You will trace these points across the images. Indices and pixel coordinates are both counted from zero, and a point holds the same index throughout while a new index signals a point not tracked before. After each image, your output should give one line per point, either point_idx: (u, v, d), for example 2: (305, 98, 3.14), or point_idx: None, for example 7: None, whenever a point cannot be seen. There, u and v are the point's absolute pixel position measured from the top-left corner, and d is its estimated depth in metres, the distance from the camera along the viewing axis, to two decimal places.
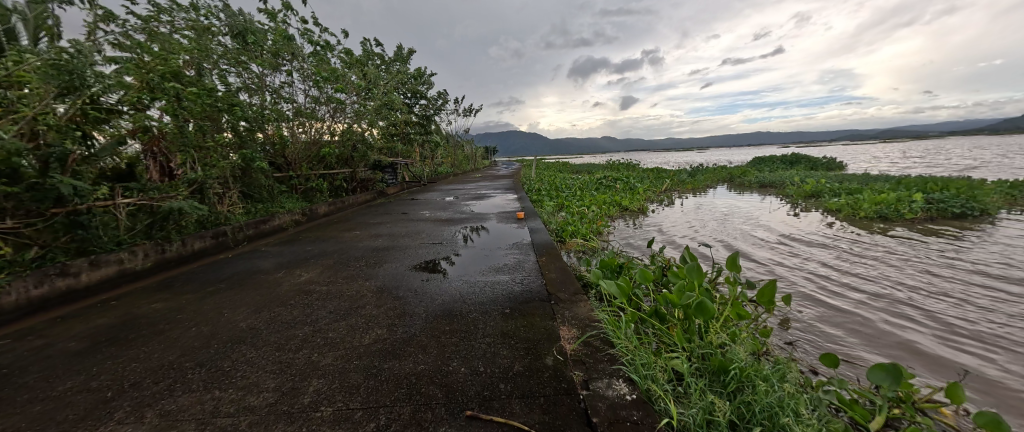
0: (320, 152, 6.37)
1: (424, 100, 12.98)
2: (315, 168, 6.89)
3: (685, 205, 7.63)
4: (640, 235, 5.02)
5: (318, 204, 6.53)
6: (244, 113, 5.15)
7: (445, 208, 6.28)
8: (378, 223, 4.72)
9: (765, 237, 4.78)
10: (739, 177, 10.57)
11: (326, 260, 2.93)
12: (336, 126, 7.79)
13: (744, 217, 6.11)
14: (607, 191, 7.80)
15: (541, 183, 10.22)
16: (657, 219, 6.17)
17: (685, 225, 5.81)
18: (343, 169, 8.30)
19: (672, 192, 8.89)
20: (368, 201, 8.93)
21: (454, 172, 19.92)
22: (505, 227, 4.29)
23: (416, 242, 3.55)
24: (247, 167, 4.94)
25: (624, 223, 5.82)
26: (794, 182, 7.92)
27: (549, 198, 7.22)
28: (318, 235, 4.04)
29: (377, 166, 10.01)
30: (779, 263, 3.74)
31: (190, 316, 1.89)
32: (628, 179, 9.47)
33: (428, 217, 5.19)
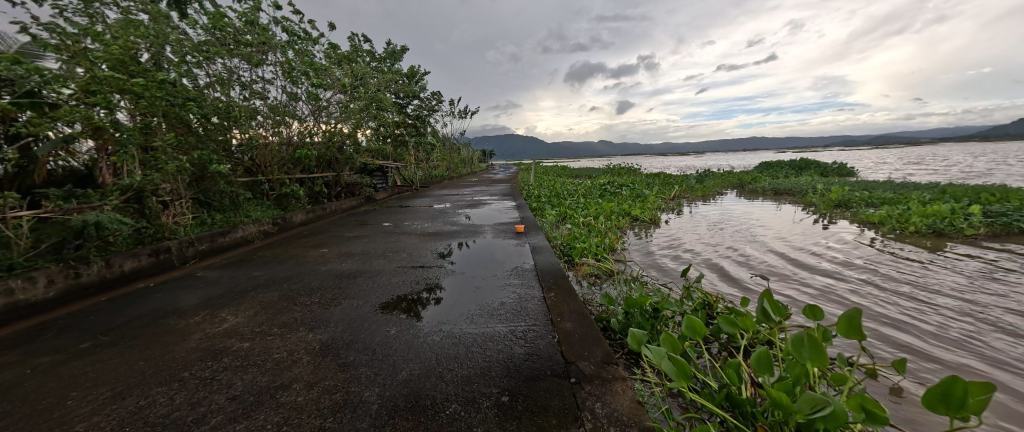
0: (297, 154, 5.72)
1: (417, 100, 12.34)
2: (293, 171, 6.24)
3: (698, 214, 7.03)
4: (656, 251, 4.42)
5: (293, 212, 5.86)
6: (206, 108, 4.51)
7: (436, 218, 5.63)
8: (355, 237, 4.06)
9: (800, 254, 4.18)
10: (750, 183, 10.01)
11: (270, 294, 2.25)
12: (318, 126, 7.14)
13: (767, 229, 5.51)
14: (613, 199, 7.19)
15: (541, 188, 9.59)
16: (671, 230, 5.57)
17: (703, 237, 5.20)
18: (327, 172, 7.65)
19: (682, 200, 8.28)
20: (354, 207, 8.25)
21: (449, 175, 19.24)
22: (503, 243, 3.64)
23: (393, 266, 2.88)
24: (205, 172, 4.28)
25: (636, 236, 5.21)
26: (814, 190, 7.35)
27: (550, 206, 6.59)
28: (276, 253, 3.36)
29: (365, 169, 9.34)
30: (829, 289, 3.14)
31: (11, 405, 1.23)
32: (634, 185, 8.85)
33: (415, 230, 4.52)
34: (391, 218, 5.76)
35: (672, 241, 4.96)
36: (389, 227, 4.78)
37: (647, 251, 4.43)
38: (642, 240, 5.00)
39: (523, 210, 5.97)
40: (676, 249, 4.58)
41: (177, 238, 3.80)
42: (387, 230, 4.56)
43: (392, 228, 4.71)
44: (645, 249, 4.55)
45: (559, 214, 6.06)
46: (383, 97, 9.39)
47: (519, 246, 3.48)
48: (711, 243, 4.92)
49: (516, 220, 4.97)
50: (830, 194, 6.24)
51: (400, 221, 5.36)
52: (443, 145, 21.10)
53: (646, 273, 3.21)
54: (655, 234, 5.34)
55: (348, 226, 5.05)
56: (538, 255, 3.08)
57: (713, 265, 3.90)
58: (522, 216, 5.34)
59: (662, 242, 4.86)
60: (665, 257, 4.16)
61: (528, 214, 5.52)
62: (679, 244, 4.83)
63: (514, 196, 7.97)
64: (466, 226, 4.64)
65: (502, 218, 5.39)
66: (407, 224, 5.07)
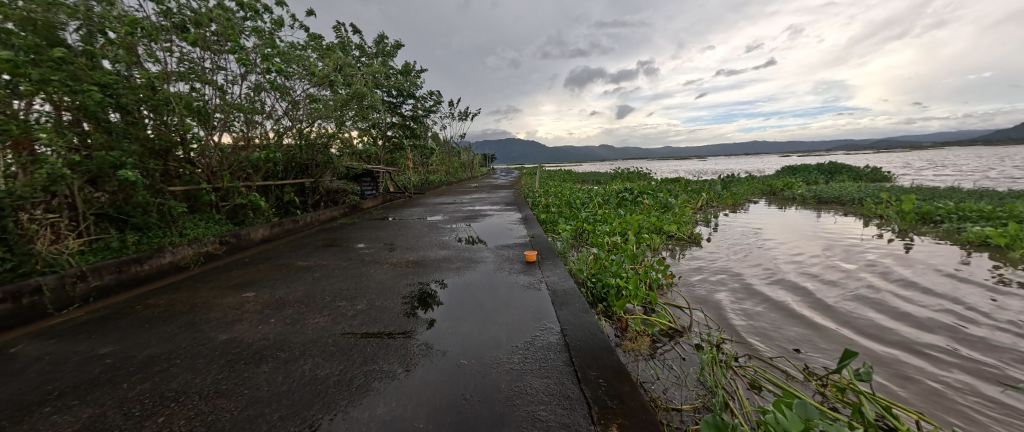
0: (257, 157, 4.67)
1: (412, 99, 11.29)
2: (256, 178, 5.18)
3: (738, 226, 5.93)
4: (712, 286, 3.35)
5: (253, 228, 4.84)
6: (125, 98, 3.46)
7: (426, 234, 4.58)
8: (308, 269, 2.96)
9: (909, 292, 3.11)
10: (783, 190, 8.91)
11: (75, 417, 1.20)
12: (290, 125, 6.08)
13: (837, 249, 4.44)
14: (635, 210, 6.12)
15: (549, 196, 8.53)
16: (718, 250, 4.47)
17: (759, 260, 4.12)
18: (304, 179, 6.59)
19: (711, 209, 7.20)
20: (335, 218, 7.20)
21: (447, 179, 18.16)
22: (509, 280, 2.54)
23: (335, 331, 1.80)
24: (119, 180, 3.24)
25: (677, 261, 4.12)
26: (872, 200, 6.28)
27: (564, 219, 5.50)
28: (177, 298, 2.30)
29: (350, 175, 8.32)
30: (1012, 360, 2.07)
31: None
32: (654, 192, 7.77)
33: (394, 254, 3.42)
34: (370, 234, 4.68)
35: (724, 268, 3.87)
36: (362, 249, 3.68)
37: (700, 286, 3.35)
38: (686, 268, 3.92)
39: (533, 226, 4.89)
40: (735, 281, 3.49)
41: (58, 272, 2.76)
42: (357, 253, 3.48)
43: (365, 250, 3.64)
44: (693, 281, 3.48)
45: (574, 231, 5.01)
46: (372, 95, 8.37)
47: (533, 288, 2.39)
48: (775, 268, 3.85)
49: (524, 241, 3.87)
50: (903, 205, 5.19)
51: (381, 238, 4.31)
52: (440, 148, 20.03)
53: (726, 337, 2.13)
54: (698, 256, 4.25)
55: (313, 244, 4.00)
56: (563, 310, 2.01)
57: (802, 308, 2.82)
58: (533, 233, 4.29)
59: (711, 270, 3.79)
60: (727, 297, 3.09)
61: (541, 231, 4.45)
62: (735, 272, 3.74)
63: (520, 206, 6.94)
64: (461, 248, 3.55)
65: (506, 237, 4.31)
66: (387, 243, 3.99)
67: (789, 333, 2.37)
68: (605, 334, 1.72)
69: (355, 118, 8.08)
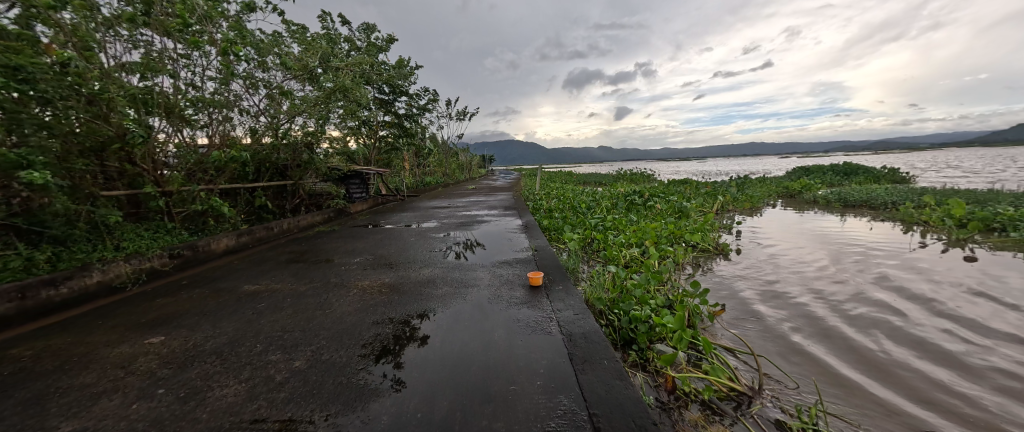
0: (216, 156, 4.06)
1: (406, 96, 10.65)
2: (221, 181, 4.55)
3: (763, 234, 5.35)
4: (758, 314, 2.74)
5: (215, 238, 4.22)
6: (48, 85, 2.84)
7: (413, 245, 3.96)
8: (255, 296, 2.34)
9: (1002, 320, 2.53)
10: (802, 193, 8.32)
11: None
12: (265, 121, 5.44)
13: (888, 263, 3.84)
14: (649, 216, 5.51)
15: (552, 199, 7.91)
16: (752, 264, 3.86)
17: (802, 276, 3.52)
18: (282, 181, 5.96)
19: (729, 214, 6.61)
20: (318, 224, 6.58)
21: (444, 181, 17.52)
22: (509, 315, 1.93)
23: (242, 415, 1.18)
24: (28, 185, 2.59)
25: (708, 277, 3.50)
26: (909, 204, 5.70)
27: (570, 226, 4.89)
28: (53, 346, 1.68)
29: (337, 177, 7.70)
30: None
31: None
32: (665, 195, 7.16)
33: (369, 272, 2.79)
34: (349, 244, 4.07)
35: (765, 287, 3.26)
36: (333, 265, 3.06)
37: (742, 313, 2.75)
38: (719, 286, 3.31)
39: (536, 235, 4.28)
40: (784, 305, 2.89)
41: None
42: (324, 272, 2.85)
43: (336, 266, 3.02)
44: (730, 304, 2.89)
45: (583, 241, 4.39)
46: (360, 91, 7.74)
47: (542, 327, 1.78)
48: (823, 287, 3.25)
49: (528, 255, 3.27)
50: (954, 211, 4.60)
51: (360, 249, 3.68)
52: (438, 149, 19.35)
53: (815, 407, 1.52)
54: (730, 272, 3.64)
55: (277, 259, 3.37)
56: (586, 369, 1.40)
57: (882, 344, 2.23)
58: (536, 245, 3.69)
59: (747, 290, 3.21)
60: (778, 327, 2.50)
61: (546, 242, 3.84)
62: (779, 293, 3.13)
63: (521, 211, 6.33)
64: (451, 265, 2.93)
65: (505, 248, 3.69)
66: (365, 256, 3.37)
67: (884, 389, 1.76)
68: (659, 425, 1.11)
69: (341, 116, 7.46)
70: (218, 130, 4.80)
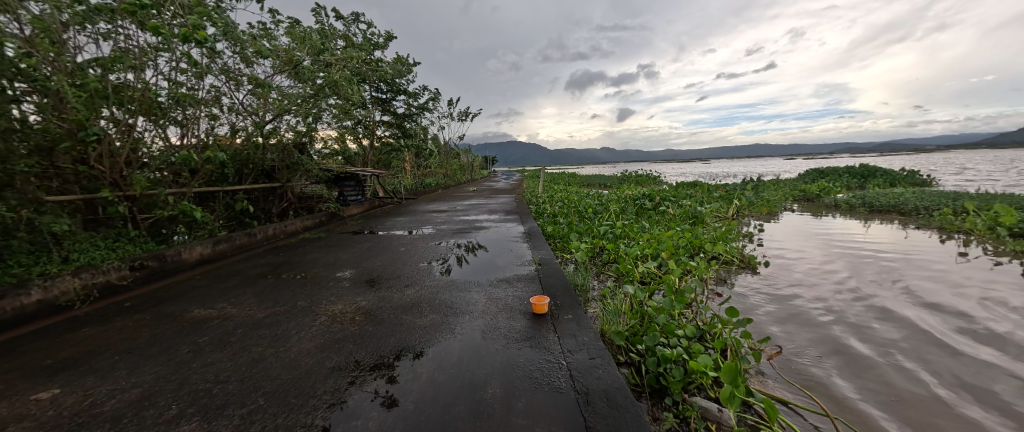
0: (187, 156, 3.66)
1: (405, 95, 10.26)
2: (195, 183, 4.16)
3: (786, 241, 4.91)
4: (802, 339, 2.31)
5: (187, 247, 3.84)
6: None
7: (402, 254, 3.53)
8: (200, 325, 1.93)
9: None
10: (822, 197, 7.84)
11: None
12: (248, 120, 5.05)
13: (937, 276, 3.40)
14: (661, 223, 5.09)
15: (556, 203, 7.50)
16: (781, 276, 3.43)
17: (842, 291, 3.09)
18: (268, 184, 5.57)
19: (745, 220, 6.18)
20: (308, 229, 6.21)
21: (446, 183, 17.13)
22: (507, 359, 1.51)
23: None
24: None
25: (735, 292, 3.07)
26: (946, 210, 5.23)
27: (576, 234, 4.47)
28: None
29: (330, 179, 7.34)
30: None
31: None
32: (676, 199, 6.73)
33: (345, 292, 2.38)
34: (331, 252, 3.65)
35: (803, 304, 2.83)
36: (306, 282, 2.65)
37: (782, 337, 2.33)
38: (749, 303, 2.88)
39: (539, 245, 3.86)
40: (827, 327, 2.47)
41: None
42: (292, 290, 2.44)
43: (309, 283, 2.61)
44: (766, 327, 2.46)
45: (591, 251, 3.97)
46: (354, 89, 7.36)
47: (549, 380, 1.36)
48: (870, 304, 2.81)
49: (530, 270, 2.84)
50: (1004, 218, 4.15)
51: (342, 260, 3.26)
52: (439, 150, 18.99)
53: None
54: (759, 285, 3.21)
55: (245, 273, 2.96)
56: None
57: (962, 382, 1.81)
58: (540, 256, 3.27)
59: (781, 308, 2.79)
60: (829, 358, 2.08)
61: (551, 253, 3.42)
62: (821, 312, 2.70)
63: (522, 216, 5.91)
64: (441, 284, 2.51)
65: (504, 260, 3.27)
66: (345, 270, 2.96)
67: None
68: None
69: (334, 115, 7.08)
70: (195, 128, 4.41)
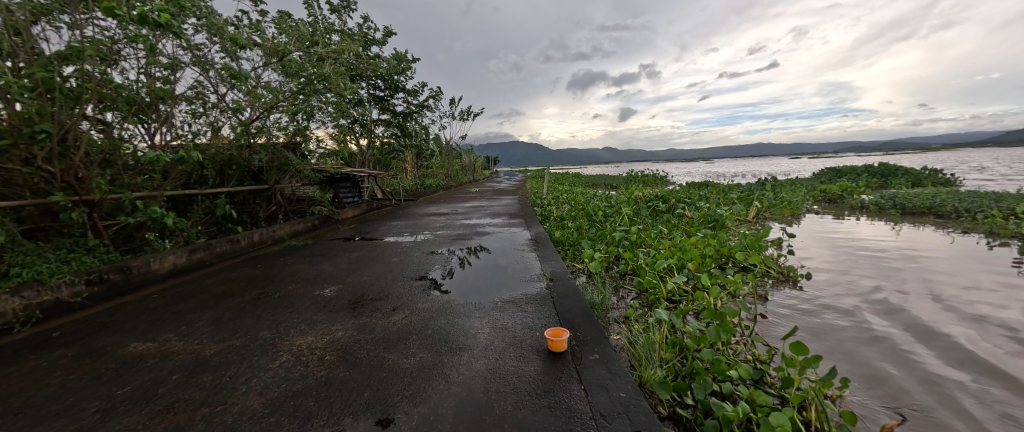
0: (156, 156, 3.26)
1: (404, 93, 9.86)
2: (168, 186, 3.77)
3: (817, 246, 4.49)
4: (876, 365, 1.88)
5: (157, 258, 3.46)
6: None
7: (395, 266, 3.14)
8: (130, 366, 1.53)
9: None
10: (845, 199, 7.39)
11: None
12: (232, 117, 4.67)
13: (1007, 286, 2.95)
14: (680, 227, 4.67)
15: (563, 205, 7.07)
16: (825, 285, 3.00)
17: (899, 301, 2.67)
18: (255, 186, 5.18)
19: (767, 224, 5.74)
20: (298, 233, 5.81)
21: (447, 184, 16.72)
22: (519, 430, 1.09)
23: None
24: None
25: (776, 305, 2.64)
26: (991, 214, 4.79)
27: (588, 241, 4.05)
28: None
29: (324, 181, 6.96)
30: None
31: None
32: (692, 200, 6.29)
33: (319, 318, 1.98)
34: (315, 263, 3.25)
35: (860, 317, 2.39)
36: (277, 303, 2.25)
37: (851, 363, 1.89)
38: (796, 317, 2.45)
39: (548, 254, 3.45)
40: (898, 346, 2.05)
41: None
42: (257, 316, 2.04)
43: (281, 304, 2.22)
44: (824, 348, 2.04)
45: (606, 262, 3.55)
46: (349, 86, 6.97)
47: None
48: (941, 318, 2.38)
49: (540, 287, 2.43)
50: None
51: (326, 274, 2.86)
52: (441, 151, 18.61)
53: None
54: (801, 297, 2.78)
55: (211, 289, 2.57)
56: None
57: None
58: (549, 269, 2.85)
59: (834, 322, 2.37)
60: (916, 389, 1.66)
61: (563, 265, 3.00)
62: (885, 329, 2.26)
63: (528, 220, 5.50)
64: (436, 308, 2.10)
65: (510, 272, 2.85)
66: (326, 287, 2.56)
67: None
68: None
69: (329, 113, 6.69)
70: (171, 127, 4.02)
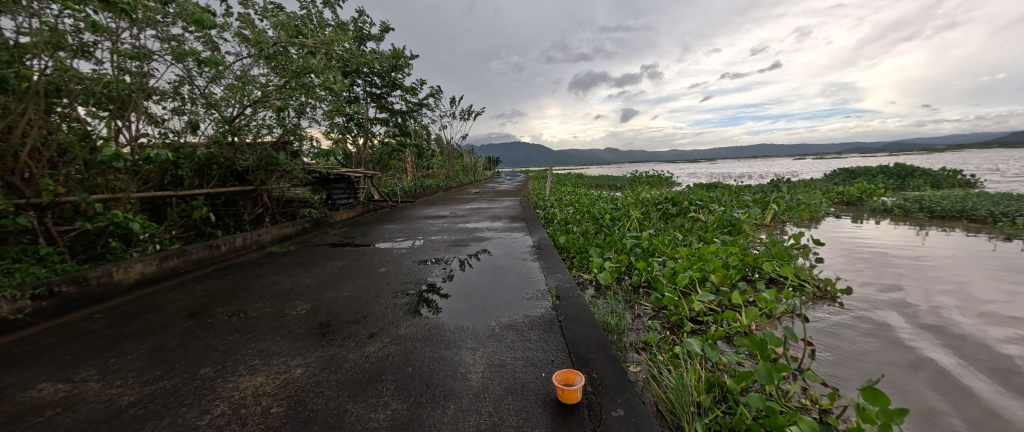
0: (115, 153, 2.92)
1: (402, 91, 9.53)
2: (136, 187, 3.44)
3: (845, 253, 4.12)
4: (963, 407, 1.51)
5: (122, 266, 3.16)
6: None
7: (381, 277, 2.79)
8: (19, 422, 1.19)
9: None
10: (865, 201, 7.01)
11: None
12: (212, 113, 4.34)
13: None
14: (695, 233, 4.31)
15: (567, 208, 6.72)
16: (867, 299, 2.64)
17: (959, 318, 2.31)
18: (239, 186, 4.85)
19: (785, 228, 5.38)
20: (287, 237, 5.48)
21: (447, 184, 16.39)
22: None
23: None
24: None
25: (817, 323, 2.28)
26: None
27: (595, 248, 3.70)
28: None
29: (316, 181, 6.63)
30: None
31: None
32: (704, 202, 5.93)
33: (277, 349, 1.63)
34: (292, 273, 2.90)
35: (923, 341, 2.02)
36: (234, 326, 1.90)
37: (932, 405, 1.53)
38: (845, 338, 2.09)
39: (553, 263, 3.09)
40: (978, 377, 1.69)
41: None
42: (205, 345, 1.70)
43: (239, 328, 1.88)
44: (892, 381, 1.68)
45: (617, 273, 3.19)
46: (342, 82, 6.65)
47: None
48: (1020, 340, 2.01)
49: (545, 307, 2.07)
50: None
51: (301, 288, 2.52)
52: (441, 152, 18.29)
53: None
54: (845, 313, 2.42)
55: (166, 305, 2.24)
56: None
57: None
58: (555, 283, 2.49)
59: (893, 345, 2.00)
60: None
61: (569, 277, 2.64)
62: (959, 354, 1.89)
63: (530, 224, 5.15)
64: (420, 335, 1.75)
65: (509, 286, 2.49)
66: (296, 304, 2.21)
67: None
68: None
69: (321, 110, 6.37)
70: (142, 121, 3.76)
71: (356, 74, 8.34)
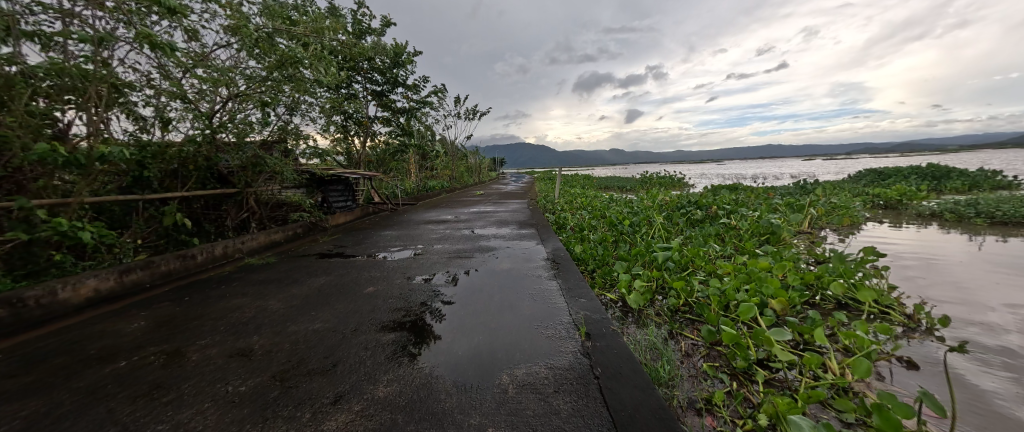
0: (43, 151, 2.41)
1: (404, 88, 9.06)
2: (89, 190, 2.95)
3: (909, 265, 3.56)
4: None
5: (68, 281, 2.72)
6: None
7: (366, 299, 2.29)
8: None
9: None
10: (906, 206, 6.41)
11: None
12: (187, 105, 3.97)
13: None
14: (731, 243, 3.77)
15: (579, 212, 6.20)
16: (976, 329, 2.08)
17: None
18: (221, 189, 4.40)
19: (827, 235, 4.81)
20: (277, 244, 5.03)
21: (451, 186, 15.91)
22: None
23: None
24: None
25: (932, 367, 1.73)
26: None
27: (621, 261, 3.18)
28: None
29: (310, 183, 6.18)
30: None
31: None
32: (732, 205, 5.38)
33: (196, 426, 1.15)
34: (260, 294, 2.42)
35: None
36: (160, 378, 1.44)
37: None
38: (986, 394, 1.52)
39: (574, 282, 2.58)
40: None
41: None
42: (104, 412, 1.22)
43: (163, 381, 1.41)
44: None
45: (650, 293, 2.67)
46: (338, 77, 6.19)
47: None
48: None
49: (572, 352, 1.56)
50: None
51: (265, 316, 2.04)
52: (445, 152, 17.84)
53: None
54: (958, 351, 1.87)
55: (87, 343, 1.76)
56: None
57: None
58: (580, 313, 1.99)
59: None
60: None
61: (598, 303, 2.13)
62: None
63: (540, 231, 4.64)
64: (400, 401, 1.25)
65: (523, 314, 1.99)
66: (251, 341, 1.73)
67: None
68: None
69: (315, 107, 5.92)
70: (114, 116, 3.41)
71: (355, 70, 7.89)
